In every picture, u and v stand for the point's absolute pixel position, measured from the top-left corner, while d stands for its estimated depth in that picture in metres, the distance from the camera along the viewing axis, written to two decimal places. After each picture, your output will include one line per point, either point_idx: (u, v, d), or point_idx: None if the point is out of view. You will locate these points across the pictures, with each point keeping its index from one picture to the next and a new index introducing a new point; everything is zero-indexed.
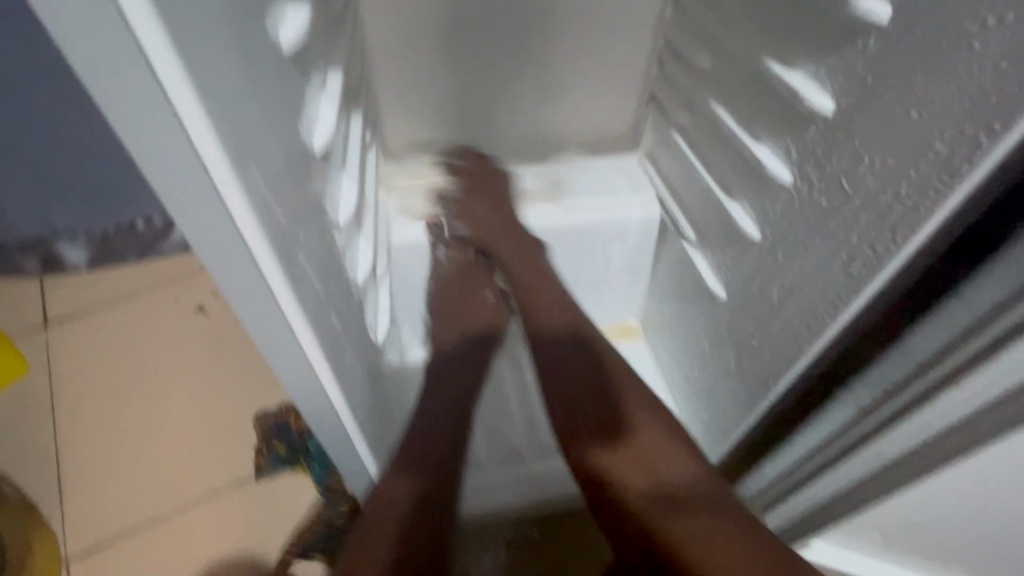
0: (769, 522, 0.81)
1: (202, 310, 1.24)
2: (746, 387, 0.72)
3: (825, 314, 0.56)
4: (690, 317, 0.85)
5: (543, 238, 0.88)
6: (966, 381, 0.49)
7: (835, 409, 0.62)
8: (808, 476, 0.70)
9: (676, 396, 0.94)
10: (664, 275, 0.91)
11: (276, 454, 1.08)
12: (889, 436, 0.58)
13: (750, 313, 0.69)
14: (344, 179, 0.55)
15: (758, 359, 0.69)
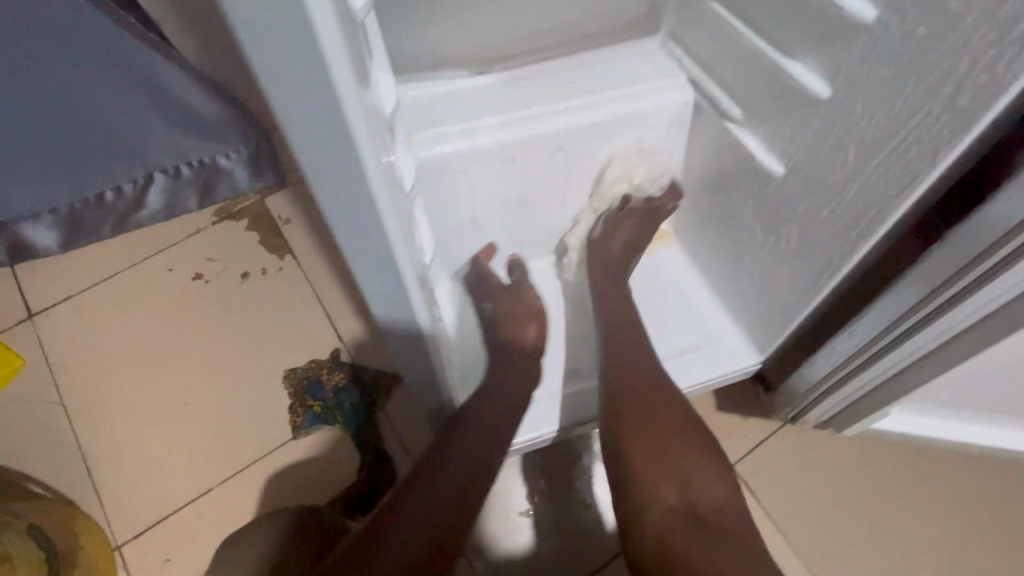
0: (830, 407, 0.81)
1: (200, 277, 1.16)
2: (813, 265, 0.69)
3: (920, 163, 0.52)
4: (737, 205, 0.80)
5: (572, 140, 0.80)
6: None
7: (895, 294, 0.61)
8: (873, 357, 0.68)
9: (722, 293, 0.91)
10: (700, 167, 0.86)
11: (312, 411, 1.04)
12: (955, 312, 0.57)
13: (819, 183, 0.64)
14: (375, 71, 0.47)
15: (827, 231, 0.65)
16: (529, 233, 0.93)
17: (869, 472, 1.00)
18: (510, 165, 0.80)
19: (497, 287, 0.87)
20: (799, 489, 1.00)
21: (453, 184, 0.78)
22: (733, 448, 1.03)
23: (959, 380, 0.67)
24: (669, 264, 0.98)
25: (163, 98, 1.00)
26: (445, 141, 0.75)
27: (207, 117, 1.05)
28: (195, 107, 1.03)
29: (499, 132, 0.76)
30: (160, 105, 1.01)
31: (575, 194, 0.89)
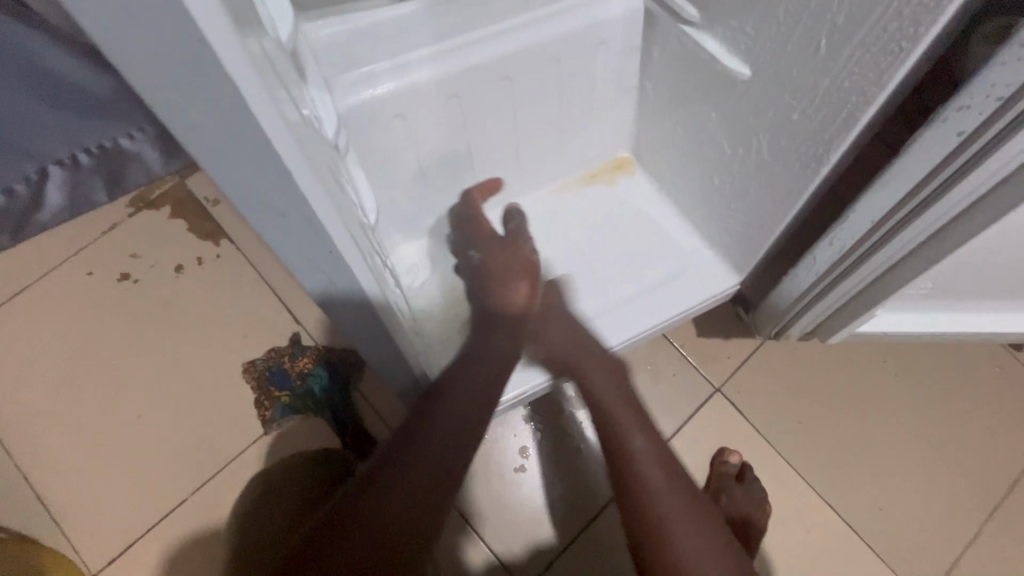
0: (813, 317, 0.79)
1: (128, 276, 1.04)
2: (787, 173, 0.65)
3: (900, 41, 0.46)
4: (702, 120, 0.74)
5: (515, 68, 0.72)
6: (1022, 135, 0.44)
7: (871, 200, 0.58)
8: (855, 264, 0.66)
9: (694, 216, 0.87)
10: (658, 83, 0.79)
11: (281, 402, 0.97)
12: (937, 212, 0.54)
13: (790, 81, 0.59)
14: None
15: (800, 133, 0.61)
16: (486, 179, 0.85)
17: (850, 373, 1.02)
18: (451, 104, 0.71)
19: (487, 238, 0.82)
20: (787, 400, 1.01)
21: (390, 131, 0.69)
22: (720, 370, 1.03)
23: (944, 272, 0.66)
24: (636, 194, 0.93)
25: (32, 75, 0.84)
26: (372, 84, 0.65)
27: (93, 91, 0.89)
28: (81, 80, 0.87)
29: (432, 66, 0.67)
30: (33, 86, 0.85)
31: (528, 130, 0.81)
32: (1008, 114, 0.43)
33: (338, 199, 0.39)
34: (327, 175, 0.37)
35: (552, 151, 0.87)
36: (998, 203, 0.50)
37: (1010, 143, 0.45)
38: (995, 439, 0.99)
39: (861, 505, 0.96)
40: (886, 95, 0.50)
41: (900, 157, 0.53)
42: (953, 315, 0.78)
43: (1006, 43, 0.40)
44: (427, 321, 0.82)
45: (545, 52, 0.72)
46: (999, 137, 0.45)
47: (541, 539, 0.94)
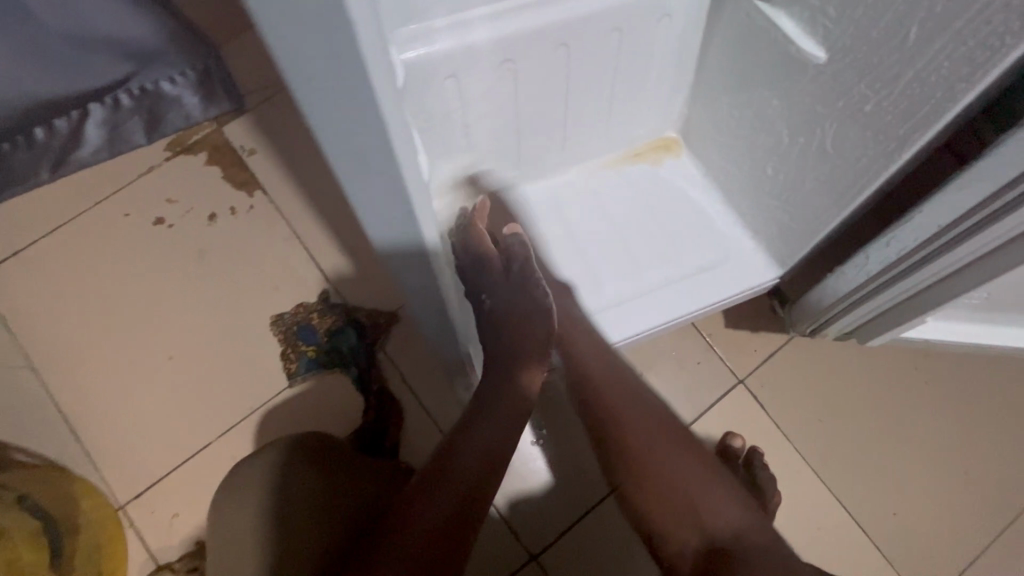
0: (855, 319, 0.78)
1: (163, 221, 1.04)
2: (850, 168, 0.62)
3: (1002, 35, 0.44)
4: (762, 104, 0.71)
5: (576, 34, 0.69)
6: None
7: (939, 204, 0.56)
8: (912, 268, 0.64)
9: (739, 204, 0.85)
10: (718, 63, 0.76)
11: (308, 356, 0.98)
12: (1014, 220, 0.52)
13: (868, 70, 0.55)
14: None
15: (871, 126, 0.58)
16: (531, 149, 0.83)
17: (878, 376, 1.01)
18: (505, 69, 0.69)
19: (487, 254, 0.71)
20: (812, 399, 1.00)
21: (440, 93, 0.67)
22: (745, 363, 1.02)
23: (1007, 284, 0.64)
24: (680, 176, 0.90)
25: (108, 40, 0.85)
26: (426, 42, 0.63)
27: (136, 44, 0.88)
28: (123, 34, 0.86)
29: (488, 26, 0.64)
30: (106, 48, 0.87)
31: (578, 103, 0.79)
32: None
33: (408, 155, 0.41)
34: (396, 136, 0.36)
35: (599, 126, 0.85)
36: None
37: None
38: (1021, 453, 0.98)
39: (878, 507, 0.96)
40: (974, 94, 0.48)
41: (981, 162, 0.50)
42: (1002, 330, 0.76)
43: None
44: None
45: (605, 20, 0.69)
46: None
47: (553, 521, 0.95)
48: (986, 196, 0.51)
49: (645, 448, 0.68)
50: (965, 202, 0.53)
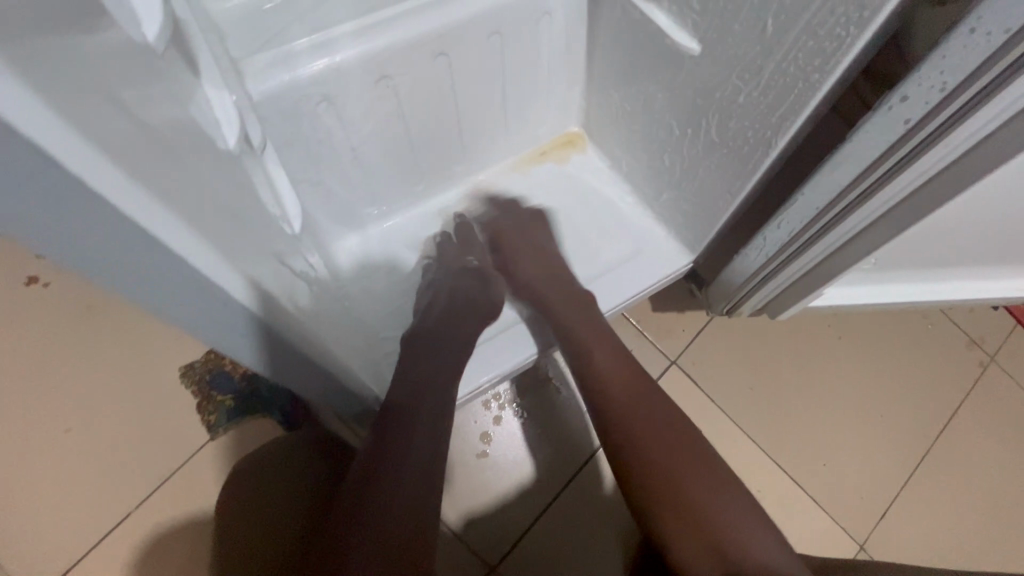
0: (763, 295, 0.80)
1: (37, 280, 0.97)
2: (735, 157, 0.64)
3: (846, 25, 0.44)
4: (648, 98, 0.72)
5: (452, 42, 0.65)
6: (968, 125, 0.42)
7: (818, 184, 0.57)
8: (803, 246, 0.65)
9: (646, 196, 0.86)
10: (604, 60, 0.75)
11: (226, 406, 0.91)
12: (883, 197, 0.53)
13: (737, 62, 0.56)
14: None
15: (748, 116, 0.58)
16: (432, 163, 0.80)
17: (790, 340, 1.10)
18: (383, 86, 0.65)
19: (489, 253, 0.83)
20: (737, 368, 1.08)
21: (316, 119, 0.63)
22: (675, 344, 1.08)
23: (893, 249, 0.67)
24: (586, 171, 0.90)
25: None
26: (289, 68, 0.58)
27: None
28: None
29: (357, 43, 0.60)
30: None
31: (470, 111, 0.76)
32: (953, 105, 0.41)
33: (246, 231, 0.39)
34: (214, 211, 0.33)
35: (497, 131, 0.82)
36: (941, 187, 0.49)
37: (953, 134, 0.43)
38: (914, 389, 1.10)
39: (803, 460, 1.05)
40: (832, 81, 0.48)
41: (847, 142, 0.51)
42: (897, 287, 0.81)
43: (948, 33, 0.38)
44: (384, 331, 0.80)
45: (483, 26, 0.66)
46: (950, 122, 0.43)
47: (509, 529, 0.94)
48: (854, 174, 0.52)
49: (654, 441, 0.61)
50: (839, 179, 0.54)
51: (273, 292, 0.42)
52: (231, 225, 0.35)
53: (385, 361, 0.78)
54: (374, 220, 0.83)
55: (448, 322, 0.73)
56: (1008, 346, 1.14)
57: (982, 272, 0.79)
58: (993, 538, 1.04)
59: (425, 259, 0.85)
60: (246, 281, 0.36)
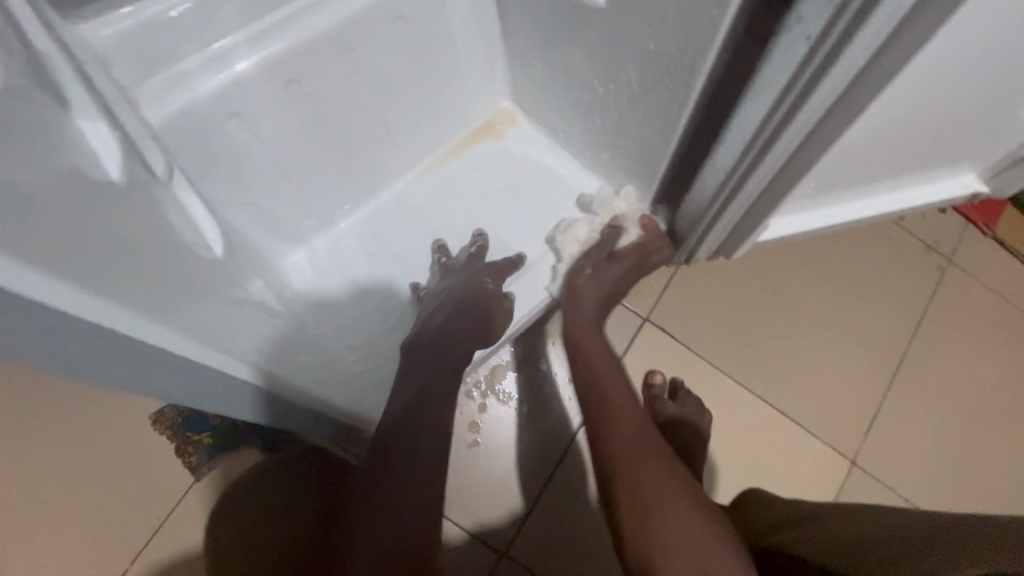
0: (713, 241, 0.80)
1: None
2: (659, 106, 0.63)
3: None
4: (567, 61, 0.71)
5: (357, 36, 0.64)
6: (860, 37, 0.43)
7: (740, 119, 0.57)
8: (739, 185, 0.65)
9: (587, 162, 0.85)
10: (517, 29, 0.73)
11: (205, 444, 0.89)
12: (801, 122, 0.53)
13: (641, 9, 0.55)
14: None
15: (663, 63, 0.58)
16: (365, 164, 0.79)
17: (755, 277, 1.12)
18: (290, 93, 0.63)
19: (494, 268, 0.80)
20: (709, 314, 1.10)
21: (227, 136, 0.61)
22: (645, 301, 1.09)
23: (828, 169, 0.68)
24: (523, 145, 0.88)
25: None
26: (187, 88, 0.56)
27: None
28: None
29: (256, 51, 0.58)
30: None
31: (392, 104, 0.74)
32: (843, 20, 0.42)
33: (151, 277, 0.44)
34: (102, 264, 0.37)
35: (423, 119, 0.80)
36: (852, 102, 0.49)
37: (850, 48, 0.44)
38: (880, 304, 1.13)
39: (786, 391, 1.08)
40: (732, 14, 0.48)
41: (759, 73, 0.51)
42: (844, 207, 0.82)
43: None
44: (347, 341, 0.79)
45: (386, 14, 0.64)
46: (845, 36, 0.43)
47: (511, 512, 0.95)
48: (769, 104, 0.52)
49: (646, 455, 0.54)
50: (757, 112, 0.54)
51: (167, 328, 0.43)
52: (131, 278, 0.40)
53: (354, 370, 0.77)
54: (317, 231, 0.81)
55: (446, 336, 0.72)
56: (962, 246, 1.17)
57: (919, 179, 0.81)
58: (975, 431, 1.08)
59: (377, 261, 0.84)
60: (155, 319, 0.41)
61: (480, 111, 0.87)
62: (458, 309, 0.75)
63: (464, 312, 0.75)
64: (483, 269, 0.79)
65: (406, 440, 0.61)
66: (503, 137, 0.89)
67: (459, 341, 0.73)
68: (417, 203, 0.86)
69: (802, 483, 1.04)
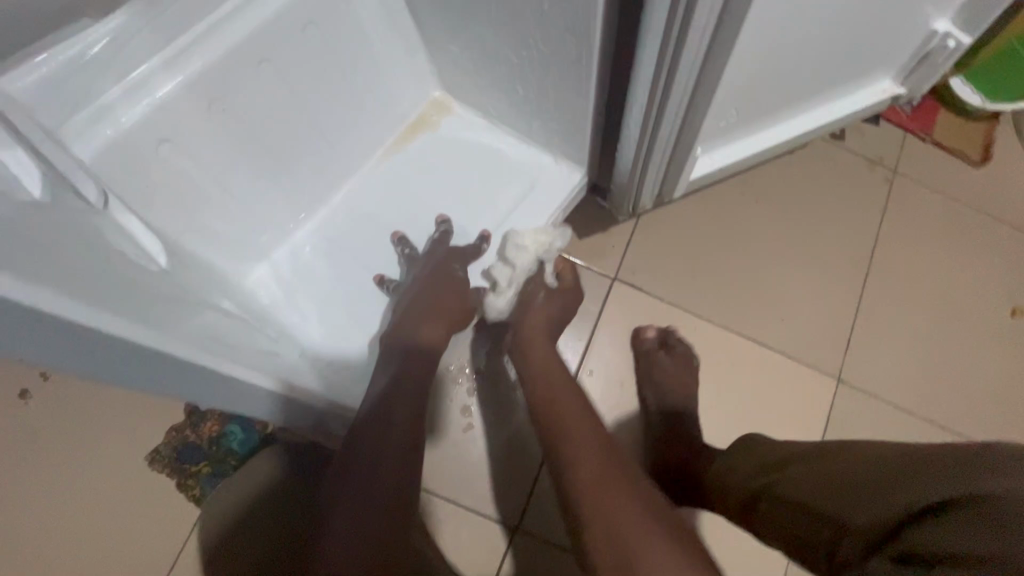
0: (654, 180, 0.83)
1: None
2: (571, 59, 0.65)
3: None
4: (480, 36, 0.73)
5: (268, 45, 0.66)
6: None
7: (642, 58, 0.59)
8: (658, 122, 0.68)
9: (523, 132, 0.87)
10: (427, 14, 0.75)
11: (204, 474, 0.90)
12: (694, 49, 0.56)
13: None
14: None
15: (561, 15, 0.60)
16: (309, 172, 0.81)
17: (713, 220, 1.15)
18: (215, 111, 0.65)
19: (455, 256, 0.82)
20: (676, 263, 1.12)
21: (160, 162, 0.63)
22: (610, 262, 1.11)
23: (744, 97, 0.71)
24: (459, 129, 0.90)
25: None
26: (111, 120, 0.57)
27: None
28: None
29: (171, 76, 0.60)
30: None
31: (320, 107, 0.76)
32: None
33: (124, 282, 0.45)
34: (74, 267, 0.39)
35: (355, 119, 0.82)
36: (732, 21, 0.52)
37: None
38: (836, 224, 1.17)
39: (762, 322, 1.11)
40: None
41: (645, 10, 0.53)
42: (772, 132, 0.85)
43: None
44: (322, 345, 0.81)
45: (291, 18, 0.66)
46: None
47: (512, 488, 0.97)
48: (660, 38, 0.55)
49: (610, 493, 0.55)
50: (652, 48, 0.56)
51: None
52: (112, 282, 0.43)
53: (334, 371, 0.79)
54: (274, 244, 0.83)
55: (415, 326, 0.76)
56: (905, 155, 1.21)
57: (840, 90, 0.84)
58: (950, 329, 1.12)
59: (339, 263, 0.85)
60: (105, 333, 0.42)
61: (414, 102, 0.89)
62: (427, 297, 0.78)
63: (432, 303, 0.77)
64: (447, 257, 0.82)
65: (370, 438, 0.64)
66: (439, 123, 0.90)
67: (432, 326, 0.76)
68: (369, 200, 0.88)
69: (789, 409, 1.07)
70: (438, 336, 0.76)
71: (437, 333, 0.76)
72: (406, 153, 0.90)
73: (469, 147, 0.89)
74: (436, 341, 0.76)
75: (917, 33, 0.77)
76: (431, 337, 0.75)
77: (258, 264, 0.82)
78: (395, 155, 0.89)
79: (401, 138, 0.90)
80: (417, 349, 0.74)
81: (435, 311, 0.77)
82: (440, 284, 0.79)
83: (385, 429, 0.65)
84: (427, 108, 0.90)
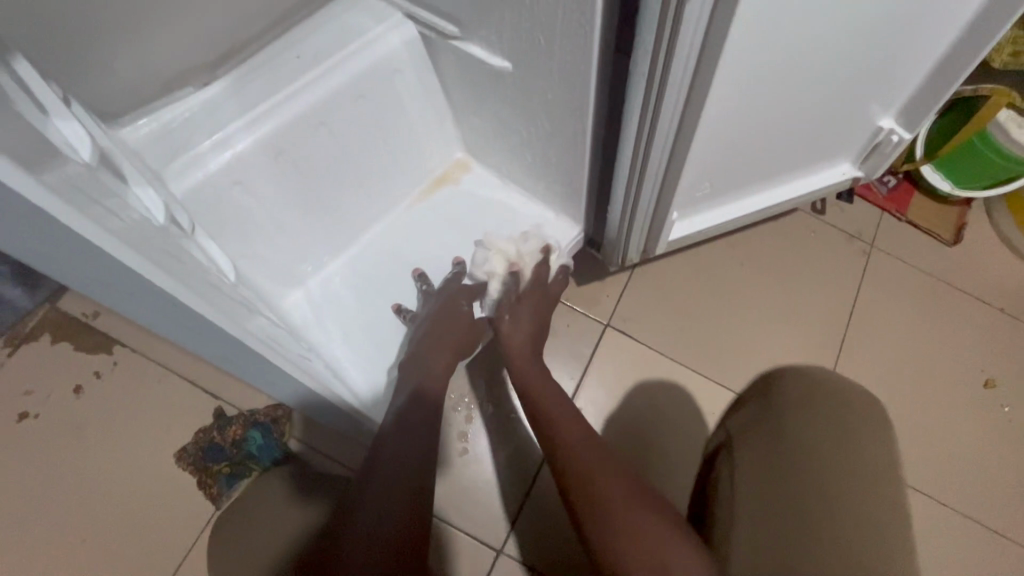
0: (639, 237, 0.95)
1: (25, 415, 1.02)
2: (570, 137, 0.80)
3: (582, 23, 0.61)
4: (498, 114, 0.88)
5: (326, 111, 0.82)
6: (676, 73, 0.60)
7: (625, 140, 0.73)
8: (639, 189, 0.81)
9: (530, 192, 1.02)
10: (456, 93, 0.91)
11: (224, 474, 1.00)
12: (664, 135, 0.70)
13: (539, 69, 0.72)
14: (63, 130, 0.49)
15: (563, 105, 0.75)
16: (347, 214, 0.95)
17: (700, 278, 1.26)
18: (279, 161, 0.80)
19: (467, 292, 0.94)
20: (664, 315, 1.23)
21: (231, 198, 0.77)
22: (604, 309, 1.22)
23: (714, 174, 0.85)
24: (475, 185, 1.05)
25: None
26: (200, 165, 0.73)
27: None
28: None
29: (249, 133, 0.75)
30: None
31: (361, 161, 0.92)
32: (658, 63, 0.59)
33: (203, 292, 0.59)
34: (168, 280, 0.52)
35: (389, 172, 0.98)
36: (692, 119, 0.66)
37: (673, 82, 0.61)
38: (815, 289, 1.27)
39: (743, 375, 1.20)
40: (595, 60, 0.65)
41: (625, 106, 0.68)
42: (745, 203, 0.98)
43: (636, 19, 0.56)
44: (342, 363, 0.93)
45: (346, 92, 0.82)
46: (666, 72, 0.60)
47: (501, 510, 1.05)
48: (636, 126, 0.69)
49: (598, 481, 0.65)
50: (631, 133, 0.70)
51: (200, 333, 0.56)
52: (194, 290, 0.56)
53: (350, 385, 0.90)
54: (310, 273, 0.96)
55: (425, 351, 0.88)
56: (881, 231, 1.33)
57: (804, 172, 0.97)
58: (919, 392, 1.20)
59: (364, 292, 0.98)
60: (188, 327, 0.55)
61: (440, 161, 1.04)
62: (439, 327, 0.90)
63: (442, 332, 0.90)
64: (458, 293, 0.94)
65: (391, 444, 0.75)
66: (459, 179, 1.05)
67: (439, 352, 0.89)
68: (394, 240, 1.02)
69: None
70: (444, 361, 0.89)
71: (443, 358, 0.89)
72: (429, 203, 1.04)
73: (483, 201, 1.04)
74: (441, 365, 0.88)
75: (868, 128, 0.91)
76: (440, 362, 0.88)
77: (296, 288, 0.95)
78: (420, 204, 1.04)
79: (426, 189, 1.04)
80: (429, 371, 0.87)
81: (444, 339, 0.90)
82: (450, 316, 0.92)
83: (401, 439, 0.76)
84: (450, 165, 1.05)
